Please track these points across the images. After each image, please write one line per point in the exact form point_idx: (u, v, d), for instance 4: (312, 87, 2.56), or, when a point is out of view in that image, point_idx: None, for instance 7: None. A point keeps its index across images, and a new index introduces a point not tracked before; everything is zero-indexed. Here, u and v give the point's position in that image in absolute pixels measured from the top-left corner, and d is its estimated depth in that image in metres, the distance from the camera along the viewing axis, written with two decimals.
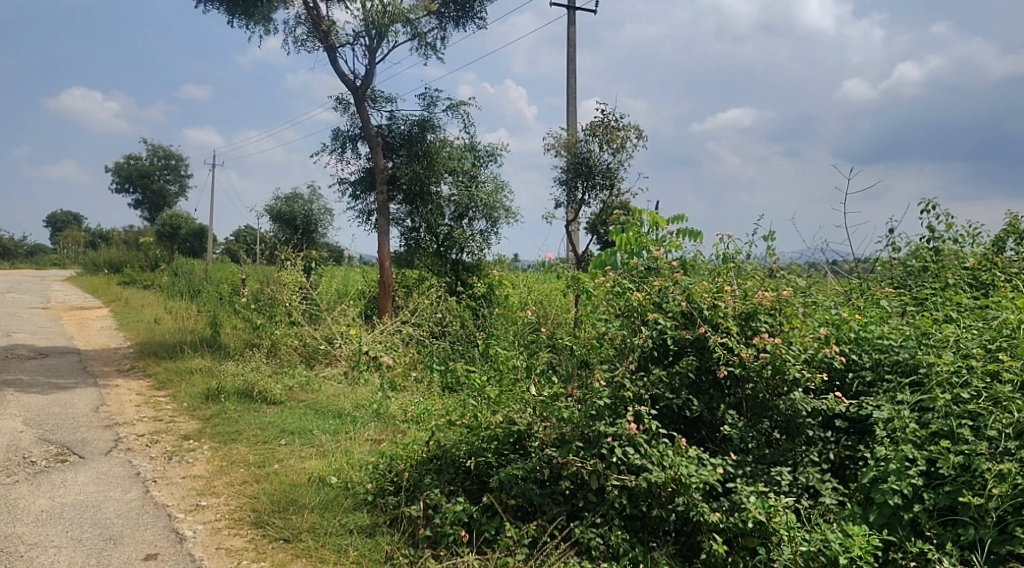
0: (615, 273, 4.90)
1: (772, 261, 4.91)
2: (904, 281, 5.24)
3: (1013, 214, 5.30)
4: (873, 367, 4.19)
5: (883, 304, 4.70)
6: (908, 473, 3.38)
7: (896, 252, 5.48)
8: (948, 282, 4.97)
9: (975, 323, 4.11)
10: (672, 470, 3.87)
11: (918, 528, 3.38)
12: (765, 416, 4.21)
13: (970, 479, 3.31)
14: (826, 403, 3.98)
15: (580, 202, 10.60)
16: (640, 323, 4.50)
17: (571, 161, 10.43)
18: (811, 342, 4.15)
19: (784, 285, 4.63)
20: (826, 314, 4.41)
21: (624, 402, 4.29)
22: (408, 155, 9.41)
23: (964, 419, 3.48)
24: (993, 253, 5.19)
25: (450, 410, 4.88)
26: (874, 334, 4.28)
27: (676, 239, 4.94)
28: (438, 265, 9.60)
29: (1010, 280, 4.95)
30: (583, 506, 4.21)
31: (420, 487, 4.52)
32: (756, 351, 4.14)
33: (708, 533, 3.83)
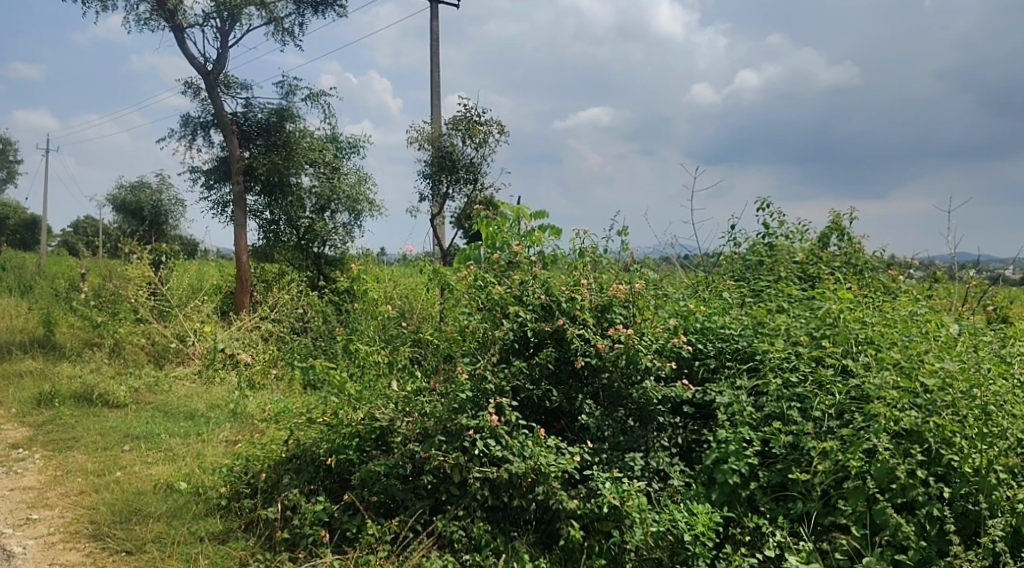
0: (478, 267, 4.96)
1: (626, 255, 5.10)
2: (743, 274, 5.60)
3: (836, 212, 5.77)
4: (716, 355, 4.44)
5: (725, 296, 5.00)
6: (745, 453, 3.62)
7: (736, 247, 5.85)
8: (780, 274, 5.36)
9: (803, 312, 4.44)
10: (532, 460, 3.96)
11: (754, 503, 3.62)
12: (620, 405, 4.36)
13: (799, 457, 3.57)
14: (675, 390, 4.17)
15: (445, 196, 10.60)
16: (501, 316, 4.57)
17: (434, 155, 10.40)
18: (662, 333, 4.40)
19: (637, 278, 4.83)
20: (674, 306, 4.66)
21: (486, 394, 4.31)
22: (265, 144, 9.08)
23: (793, 402, 3.76)
24: (819, 248, 5.64)
25: (310, 407, 4.77)
26: (717, 324, 4.54)
27: (539, 234, 5.03)
28: (299, 259, 9.32)
29: (834, 272, 5.39)
30: (446, 500, 4.22)
31: (278, 488, 4.40)
32: (611, 342, 4.31)
33: (565, 520, 3.94)
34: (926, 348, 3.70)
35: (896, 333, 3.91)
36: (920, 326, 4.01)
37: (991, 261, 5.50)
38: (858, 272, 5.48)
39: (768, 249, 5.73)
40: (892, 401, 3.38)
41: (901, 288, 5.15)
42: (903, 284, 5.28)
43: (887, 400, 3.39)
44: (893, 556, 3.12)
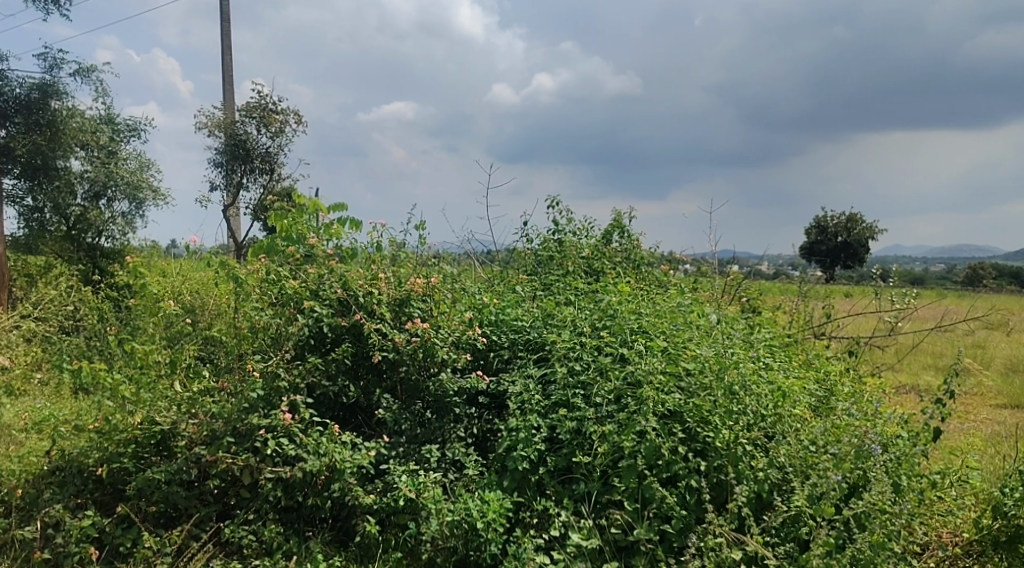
0: (272, 260, 4.79)
1: (424, 249, 5.13)
2: (534, 269, 5.86)
3: (618, 211, 6.18)
4: (509, 346, 4.60)
5: (518, 290, 5.20)
6: (534, 440, 3.80)
7: (529, 243, 6.08)
8: (568, 270, 5.66)
9: (588, 305, 4.71)
10: (326, 457, 3.86)
11: (542, 488, 3.79)
12: (418, 398, 4.40)
13: (582, 441, 3.78)
14: (470, 381, 4.26)
15: (239, 186, 10.09)
16: (295, 311, 4.42)
17: (226, 142, 9.84)
18: (457, 325, 4.47)
19: (434, 272, 4.88)
20: (471, 300, 4.81)
21: (279, 392, 4.16)
22: (25, 123, 7.98)
23: (577, 389, 3.97)
24: (603, 244, 6.01)
25: (80, 413, 4.35)
26: (510, 317, 4.71)
27: (336, 227, 4.94)
28: (70, 251, 8.30)
29: (615, 268, 5.81)
30: (235, 504, 4.06)
31: (38, 504, 3.98)
32: (408, 336, 4.33)
33: (362, 516, 3.94)
34: (688, 335, 4.11)
35: (665, 322, 4.28)
36: (686, 316, 4.41)
37: (749, 258, 6.14)
38: (636, 267, 5.92)
39: (558, 245, 6.00)
40: (658, 385, 3.72)
41: (671, 282, 5.65)
42: (672, 278, 5.83)
43: (655, 383, 3.73)
44: (658, 527, 3.41)
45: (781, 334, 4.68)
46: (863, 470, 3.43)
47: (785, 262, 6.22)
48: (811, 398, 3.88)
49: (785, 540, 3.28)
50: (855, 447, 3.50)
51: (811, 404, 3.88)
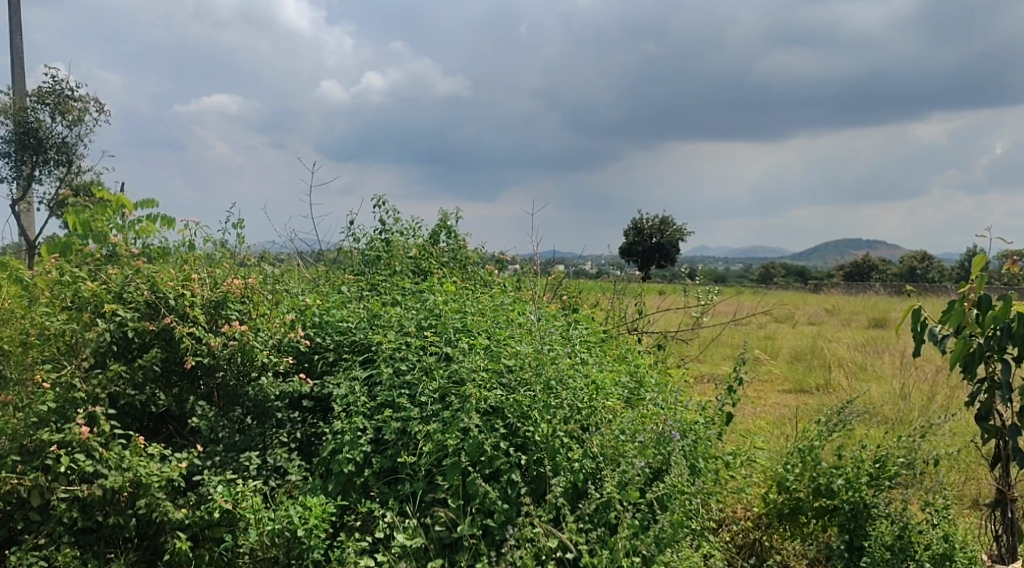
0: (69, 259, 4.39)
1: (243, 249, 4.91)
2: (361, 269, 5.77)
3: (444, 211, 6.22)
4: (335, 348, 4.49)
5: (343, 290, 5.09)
6: (360, 442, 3.74)
7: (355, 242, 5.97)
8: (395, 270, 5.62)
9: (414, 304, 4.70)
10: (129, 472, 3.60)
11: (367, 490, 3.75)
12: (237, 404, 4.19)
13: (407, 441, 3.77)
14: (292, 385, 4.11)
15: (29, 179, 9.15)
16: (94, 317, 4.09)
17: (14, 131, 8.89)
18: (278, 328, 4.30)
19: (253, 273, 4.67)
20: (293, 301, 4.65)
21: (75, 404, 3.83)
22: None
23: (403, 390, 3.96)
24: (430, 244, 6.03)
25: None
26: (335, 317, 4.60)
27: (145, 226, 4.63)
28: None
29: (441, 268, 5.84)
30: (23, 529, 3.70)
31: None
32: (225, 339, 4.11)
33: (171, 532, 3.71)
34: (509, 333, 4.22)
35: (488, 320, 4.37)
36: (509, 314, 4.52)
37: (574, 258, 6.50)
38: (462, 267, 5.99)
39: (384, 244, 5.94)
40: (481, 382, 3.80)
41: (495, 281, 5.77)
42: (496, 277, 5.97)
43: (478, 381, 3.81)
44: (481, 521, 3.47)
45: (597, 331, 4.91)
46: (664, 455, 3.65)
47: (608, 263, 6.64)
48: (622, 390, 4.10)
49: (597, 525, 3.43)
50: (656, 435, 3.72)
51: (622, 395, 4.09)
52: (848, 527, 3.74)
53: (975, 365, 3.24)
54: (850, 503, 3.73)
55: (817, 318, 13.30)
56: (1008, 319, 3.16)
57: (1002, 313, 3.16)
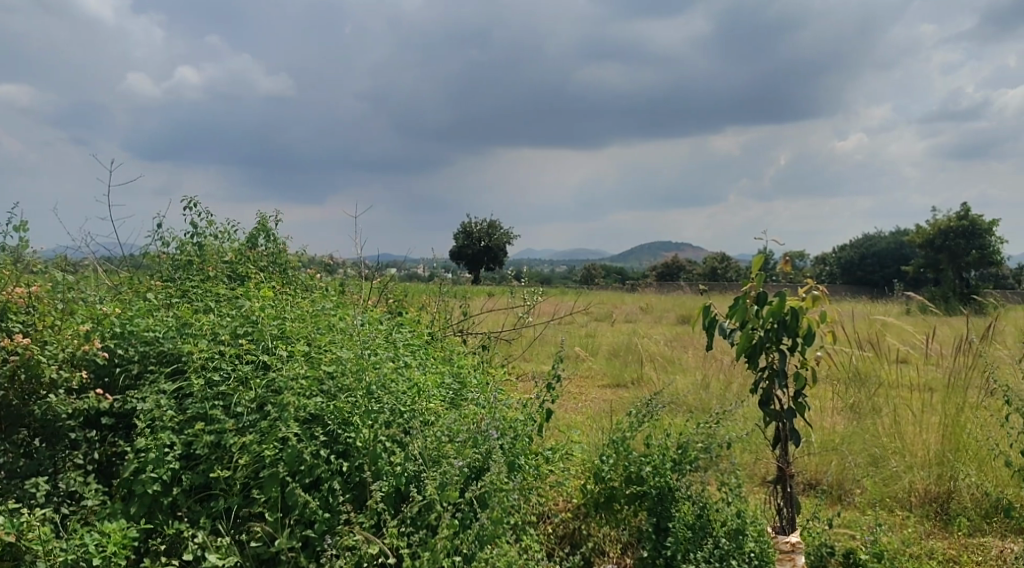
0: None
1: (29, 254, 4.45)
2: (171, 275, 5.40)
3: (262, 214, 5.97)
4: (139, 359, 4.12)
5: (149, 297, 4.74)
6: (166, 459, 3.50)
7: (164, 246, 5.58)
8: (208, 275, 5.30)
9: (228, 311, 4.44)
10: None
11: (175, 510, 3.54)
12: (21, 426, 3.82)
13: (220, 455, 3.59)
14: (87, 401, 3.75)
15: None
16: None
17: None
18: (69, 339, 3.93)
19: (41, 281, 4.24)
20: (89, 311, 4.27)
21: None
22: None
23: (216, 401, 3.76)
24: (247, 248, 5.77)
25: None
26: (140, 326, 4.18)
27: None
28: None
29: (259, 272, 5.60)
30: None
31: None
32: (5, 354, 3.74)
33: None
34: (330, 339, 4.13)
35: (308, 326, 4.25)
36: (330, 319, 4.42)
37: (408, 261, 6.58)
38: (282, 271, 5.78)
39: (196, 249, 5.59)
40: (300, 390, 3.69)
41: (317, 286, 5.61)
42: (319, 281, 5.81)
43: (296, 389, 3.69)
44: (300, 533, 3.39)
45: (421, 334, 4.92)
46: (482, 454, 3.73)
47: (443, 266, 6.60)
48: (444, 392, 4.13)
49: (419, 528, 3.46)
50: (474, 434, 3.80)
51: (444, 396, 4.11)
52: (656, 510, 4.01)
53: (757, 355, 3.61)
54: (657, 488, 4.00)
55: (632, 315, 14.07)
56: (783, 313, 3.53)
57: (778, 307, 3.53)
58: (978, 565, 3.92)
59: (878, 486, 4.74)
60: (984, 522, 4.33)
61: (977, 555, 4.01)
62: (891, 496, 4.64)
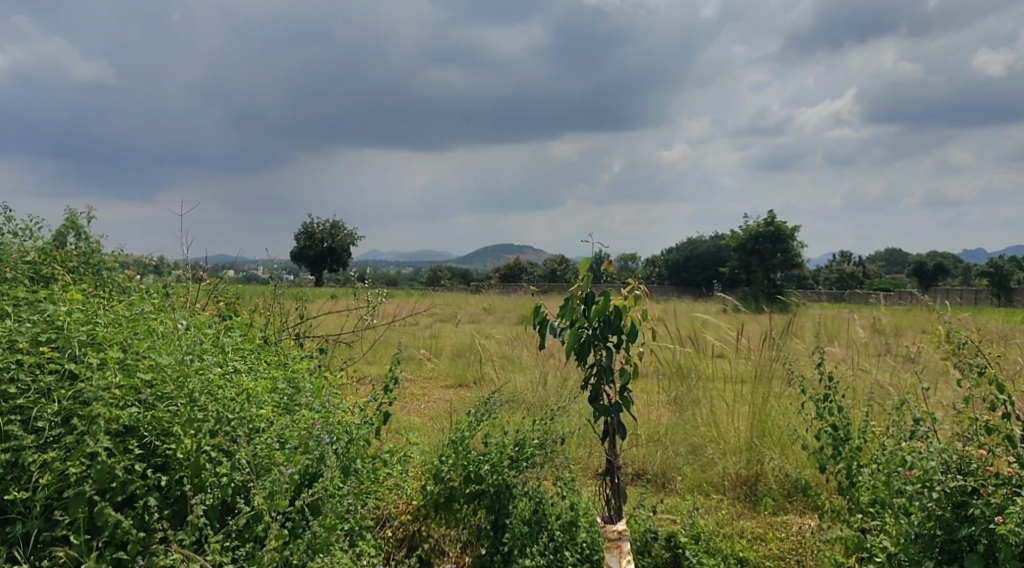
0: None
1: None
2: None
3: (72, 210, 5.50)
4: None
5: None
6: None
7: None
8: (5, 276, 4.77)
9: (29, 315, 4.00)
10: None
11: None
12: None
13: (19, 474, 3.29)
14: None
15: None
16: None
17: None
18: None
19: None
20: None
21: None
22: None
23: (14, 415, 3.42)
24: (54, 247, 5.30)
25: None
26: None
27: None
28: None
29: (68, 273, 5.16)
30: None
31: None
32: None
33: None
34: (148, 344, 3.77)
35: (123, 331, 3.86)
36: (149, 323, 4.11)
37: (245, 262, 6.29)
38: (95, 271, 5.35)
39: None
40: (111, 400, 3.39)
41: (136, 288, 5.25)
42: (137, 283, 5.41)
43: (106, 399, 3.38)
44: (111, 555, 3.16)
45: (252, 337, 4.73)
46: (312, 459, 3.58)
47: (282, 267, 6.30)
48: (277, 398, 3.97)
49: (245, 542, 3.33)
50: (305, 440, 3.64)
51: (276, 402, 3.95)
52: (494, 507, 4.06)
53: (587, 352, 3.74)
54: (495, 486, 4.05)
55: (475, 315, 14.27)
56: (607, 312, 3.71)
57: (603, 307, 3.70)
58: (781, 540, 4.28)
59: (696, 472, 5.09)
60: (786, 501, 4.75)
61: (780, 531, 4.39)
62: (708, 481, 5.01)
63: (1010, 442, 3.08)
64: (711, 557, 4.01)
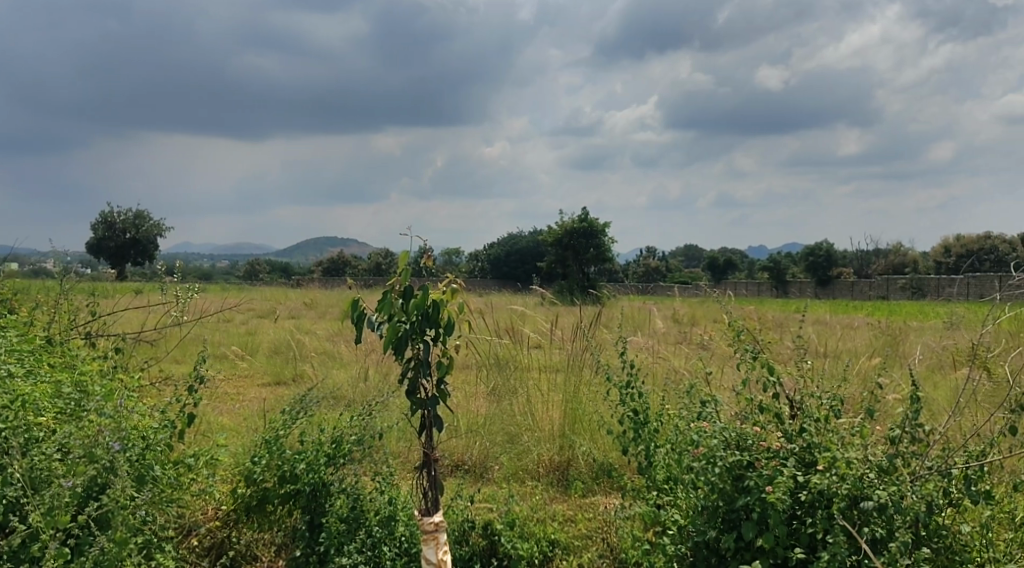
0: None
1: None
2: None
3: None
4: None
5: None
6: None
7: None
8: None
9: None
10: None
11: None
12: None
13: None
14: None
15: None
16: None
17: None
18: None
19: None
20: None
21: None
22: None
23: None
24: None
25: None
26: None
27: None
28: None
29: None
30: None
31: None
32: None
33: None
34: None
35: None
36: None
37: (29, 254, 5.66)
38: None
39: None
40: None
41: None
42: None
43: None
44: None
45: (33, 337, 4.28)
46: (94, 471, 3.29)
47: (75, 260, 5.76)
48: (61, 402, 3.63)
49: (21, 563, 3.05)
50: (88, 449, 3.35)
51: (58, 408, 3.64)
52: (309, 507, 3.96)
53: (404, 346, 3.75)
54: (311, 485, 3.94)
55: (295, 310, 13.83)
56: (426, 305, 3.73)
57: (422, 300, 3.71)
58: (589, 520, 4.53)
59: (512, 461, 5.28)
60: (594, 483, 5.03)
61: (589, 511, 4.63)
62: (523, 468, 5.21)
63: (778, 419, 3.47)
64: (525, 542, 4.17)
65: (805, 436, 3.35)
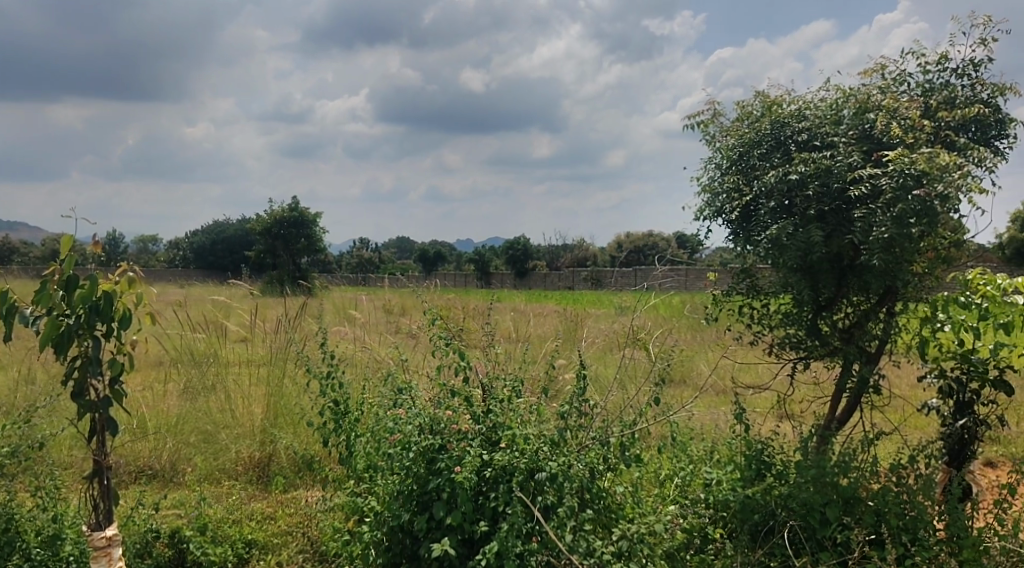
0: None
1: None
2: None
3: None
4: None
5: None
6: None
7: None
8: None
9: None
10: None
11: None
12: None
13: None
14: None
15: None
16: None
17: None
18: None
19: None
20: None
21: None
22: None
23: None
24: None
25: None
26: None
27: None
28: None
29: None
30: None
31: None
32: None
33: None
34: None
35: None
36: None
37: None
38: None
39: None
40: None
41: None
42: None
43: None
44: None
45: None
46: None
47: None
48: None
49: None
50: None
51: None
52: None
53: (67, 344, 3.35)
54: None
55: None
56: (95, 298, 3.38)
57: (89, 292, 3.36)
58: (289, 515, 4.44)
59: (207, 461, 5.04)
60: (296, 478, 4.93)
61: (290, 507, 4.54)
62: (220, 468, 4.99)
63: (468, 402, 3.67)
64: (217, 547, 3.97)
65: (491, 417, 3.60)
